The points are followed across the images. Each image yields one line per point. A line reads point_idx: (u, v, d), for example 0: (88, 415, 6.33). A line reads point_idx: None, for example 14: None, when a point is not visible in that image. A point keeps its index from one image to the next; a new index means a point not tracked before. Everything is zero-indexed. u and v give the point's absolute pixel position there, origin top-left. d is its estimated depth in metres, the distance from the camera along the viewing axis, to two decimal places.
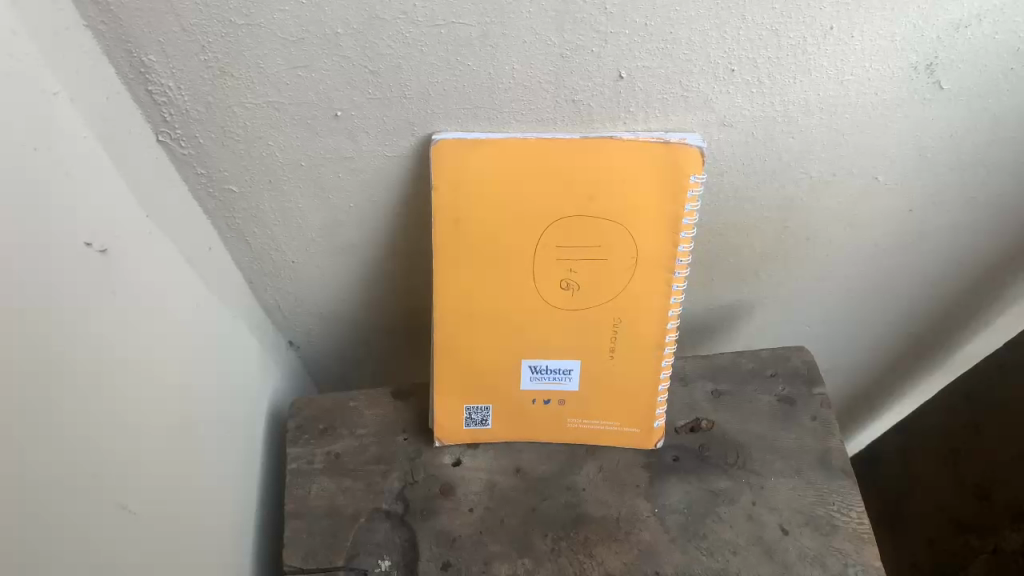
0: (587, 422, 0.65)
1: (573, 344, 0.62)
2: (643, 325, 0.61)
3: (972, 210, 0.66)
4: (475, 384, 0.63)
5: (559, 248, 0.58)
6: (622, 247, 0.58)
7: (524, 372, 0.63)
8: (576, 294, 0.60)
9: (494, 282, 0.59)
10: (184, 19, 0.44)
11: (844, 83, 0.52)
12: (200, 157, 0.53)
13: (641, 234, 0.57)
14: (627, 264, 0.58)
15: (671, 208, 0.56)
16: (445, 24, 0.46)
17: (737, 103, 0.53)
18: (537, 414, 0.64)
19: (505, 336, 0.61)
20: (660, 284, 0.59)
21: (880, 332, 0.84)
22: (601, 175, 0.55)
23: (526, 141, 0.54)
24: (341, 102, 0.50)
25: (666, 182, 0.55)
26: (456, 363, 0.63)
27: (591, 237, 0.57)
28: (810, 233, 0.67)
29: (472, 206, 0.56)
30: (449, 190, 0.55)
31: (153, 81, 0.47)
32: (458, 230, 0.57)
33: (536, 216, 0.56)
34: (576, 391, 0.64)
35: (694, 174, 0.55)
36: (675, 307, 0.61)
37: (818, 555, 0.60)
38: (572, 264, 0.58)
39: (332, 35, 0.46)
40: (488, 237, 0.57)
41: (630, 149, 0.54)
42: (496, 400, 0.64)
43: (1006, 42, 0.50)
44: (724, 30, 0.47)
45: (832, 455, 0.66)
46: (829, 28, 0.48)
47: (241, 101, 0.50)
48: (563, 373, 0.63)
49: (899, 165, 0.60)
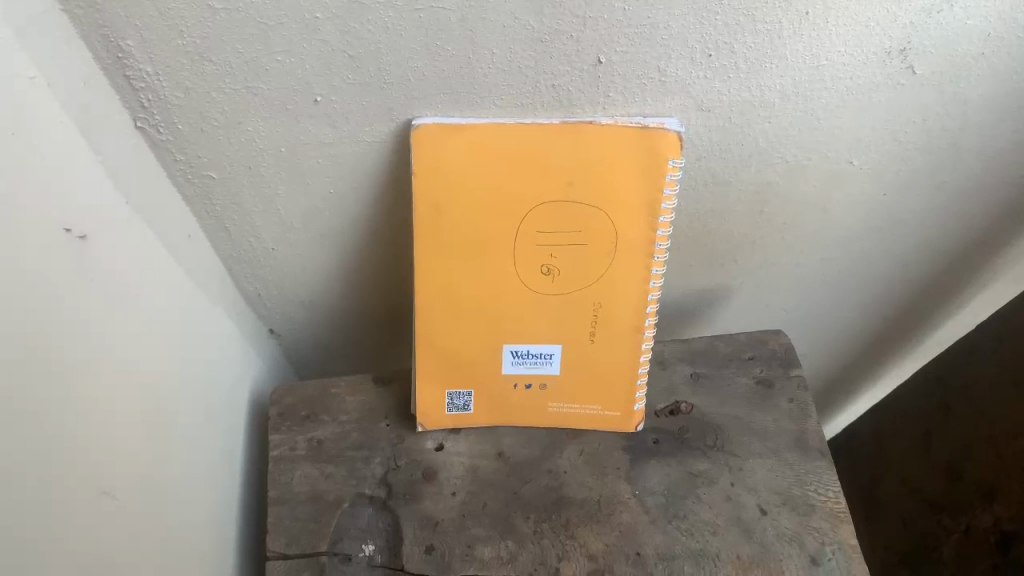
0: (568, 407, 0.65)
1: (554, 329, 0.62)
2: (621, 309, 0.62)
3: (942, 196, 0.67)
4: (457, 370, 0.64)
5: (539, 233, 0.58)
6: (600, 232, 0.58)
7: (505, 358, 0.63)
8: (556, 279, 0.60)
9: (476, 270, 0.59)
10: (162, 3, 0.44)
11: (819, 68, 0.53)
12: (179, 144, 0.53)
13: (620, 219, 0.58)
14: (606, 248, 0.59)
15: (650, 193, 0.56)
16: (425, 9, 0.46)
17: (714, 88, 0.54)
18: (519, 400, 0.65)
19: (487, 321, 0.62)
20: (640, 268, 0.60)
21: (855, 316, 0.85)
22: (579, 161, 0.55)
23: (504, 128, 0.54)
24: (320, 87, 0.50)
25: (645, 166, 0.56)
26: (438, 349, 0.63)
27: (570, 223, 0.58)
28: (787, 217, 0.68)
29: (452, 191, 0.56)
30: (429, 176, 0.55)
31: (130, 66, 0.47)
32: (438, 215, 0.57)
33: (515, 204, 0.57)
34: (557, 375, 0.64)
35: (672, 159, 0.55)
36: (653, 291, 0.61)
37: (795, 534, 0.61)
38: (552, 250, 0.59)
39: (311, 20, 0.46)
40: (468, 223, 0.58)
41: (605, 137, 0.55)
42: (477, 386, 0.64)
43: (977, 27, 0.51)
44: (701, 15, 0.48)
45: (808, 437, 0.67)
46: (804, 13, 0.49)
47: (220, 86, 0.49)
48: (544, 357, 0.63)
49: (873, 151, 0.61)
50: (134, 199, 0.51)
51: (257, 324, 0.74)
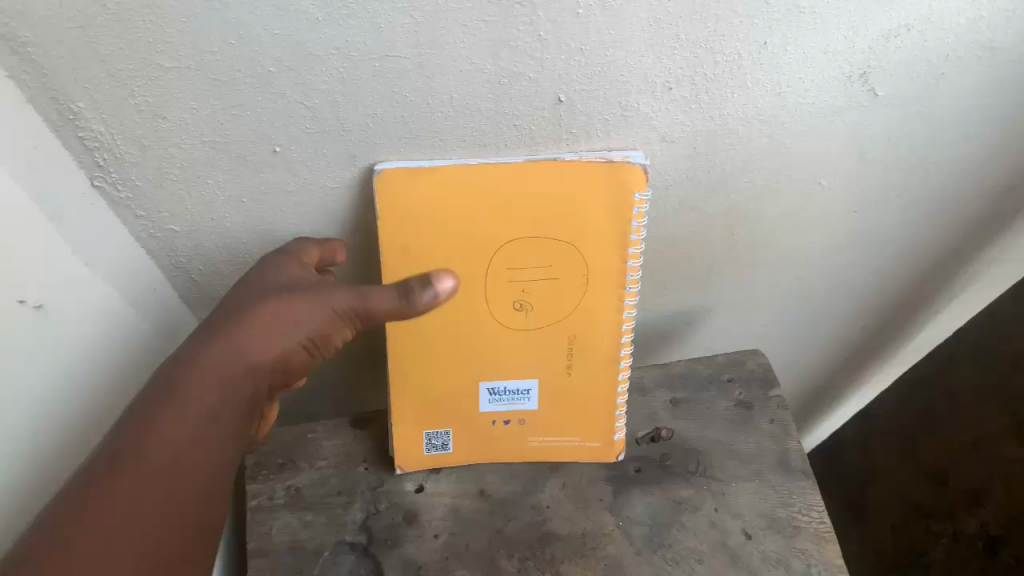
0: (549, 440, 0.65)
1: (530, 364, 0.62)
2: (596, 341, 0.61)
3: (913, 209, 0.67)
4: (435, 410, 0.63)
5: (510, 269, 0.58)
6: (572, 265, 0.58)
7: (483, 395, 0.62)
8: (530, 315, 0.60)
9: (449, 309, 0.59)
10: (111, 64, 0.43)
11: (781, 95, 0.53)
12: (139, 201, 0.52)
13: (591, 253, 0.57)
14: (578, 281, 0.59)
15: (619, 226, 0.56)
16: (379, 58, 0.45)
17: (677, 120, 0.53)
18: (498, 437, 0.64)
19: (462, 360, 0.61)
20: (613, 300, 0.60)
21: (833, 329, 0.85)
22: (546, 197, 0.55)
23: (468, 168, 0.54)
24: (279, 137, 0.49)
25: (613, 200, 0.55)
26: (414, 390, 0.62)
27: (541, 258, 0.57)
28: (759, 238, 0.68)
29: (419, 233, 0.55)
30: (394, 219, 0.55)
31: (84, 127, 0.46)
32: (406, 258, 0.56)
33: (485, 242, 0.56)
34: (535, 410, 0.63)
35: (638, 192, 0.55)
36: (628, 321, 0.61)
37: (780, 557, 0.61)
38: (525, 286, 0.58)
39: (265, 74, 0.45)
40: (438, 263, 0.57)
41: (572, 173, 0.54)
42: (455, 425, 0.63)
43: (934, 49, 0.51)
44: (658, 51, 0.48)
45: (791, 457, 0.67)
46: (762, 44, 0.49)
47: (177, 141, 0.48)
48: (522, 393, 0.63)
49: (842, 170, 0.61)
50: (73, 249, 0.51)
51: None
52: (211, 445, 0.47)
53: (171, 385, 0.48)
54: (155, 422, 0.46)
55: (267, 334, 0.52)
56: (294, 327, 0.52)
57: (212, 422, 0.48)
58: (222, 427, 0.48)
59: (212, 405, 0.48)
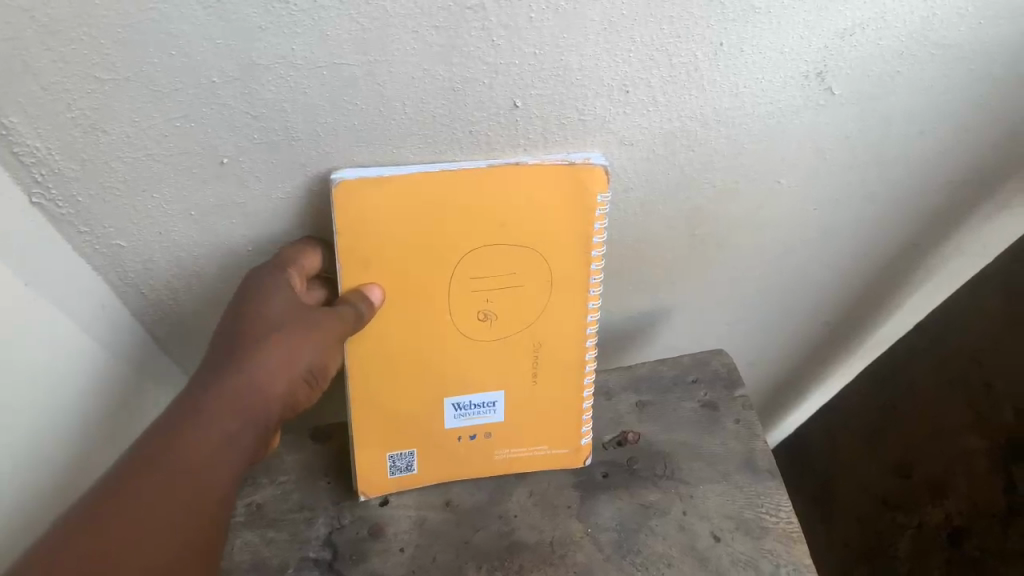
0: (517, 450, 0.64)
1: (495, 374, 0.61)
2: (561, 345, 0.61)
3: (871, 206, 0.67)
4: (398, 431, 0.61)
5: (472, 278, 0.57)
6: (535, 270, 0.57)
7: (448, 411, 0.61)
8: (494, 323, 0.59)
9: (411, 324, 0.57)
10: (44, 78, 0.41)
11: (738, 96, 0.52)
12: (82, 217, 0.50)
13: (554, 257, 0.57)
14: (542, 286, 0.58)
15: (582, 229, 0.56)
16: (327, 66, 0.44)
17: (635, 122, 0.53)
18: (465, 452, 0.63)
19: (426, 376, 0.60)
20: (577, 303, 0.60)
21: (796, 326, 0.85)
22: (507, 202, 0.54)
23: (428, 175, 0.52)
24: (226, 148, 0.48)
25: (575, 204, 0.55)
26: (376, 412, 0.60)
27: (503, 265, 0.57)
28: (720, 239, 0.68)
29: (378, 244, 0.53)
30: (353, 231, 0.52)
31: (18, 142, 0.44)
32: (366, 271, 0.54)
33: (445, 253, 0.55)
34: (501, 422, 0.63)
35: (599, 192, 0.55)
36: (593, 321, 0.61)
37: (749, 559, 0.61)
38: (488, 295, 0.58)
39: (208, 84, 0.43)
40: (398, 275, 0.55)
41: (531, 177, 0.53)
42: (419, 445, 0.62)
43: (889, 47, 0.51)
44: (614, 53, 0.47)
45: (757, 457, 0.67)
46: (718, 44, 0.48)
47: (118, 155, 0.46)
48: (488, 405, 0.62)
49: (800, 169, 0.61)
50: None
51: (183, 384, 0.71)
52: (222, 468, 0.48)
53: (191, 407, 0.49)
54: (175, 441, 0.47)
55: (278, 364, 0.51)
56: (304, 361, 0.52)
57: (224, 447, 0.49)
58: (232, 452, 0.49)
59: (228, 429, 0.49)
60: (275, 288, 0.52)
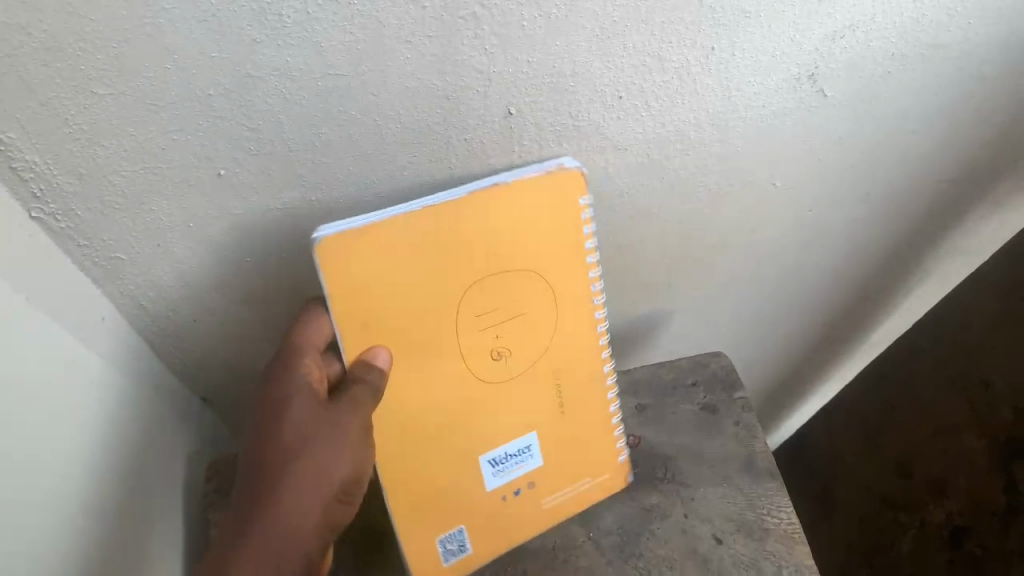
0: (557, 496, 0.63)
1: (520, 418, 0.60)
2: (578, 367, 0.61)
3: (866, 206, 0.68)
4: (439, 505, 0.59)
5: (478, 316, 0.55)
6: (538, 294, 0.57)
7: (485, 469, 0.59)
8: (509, 360, 0.58)
9: (424, 379, 0.55)
10: (41, 93, 0.41)
11: (731, 99, 0.53)
12: (81, 231, 0.51)
13: (552, 273, 0.56)
14: (549, 309, 0.58)
15: (574, 238, 0.56)
16: (322, 77, 0.44)
17: (628, 128, 0.53)
18: (511, 512, 0.61)
19: (456, 437, 0.58)
20: (584, 317, 0.60)
21: (795, 328, 0.85)
22: (495, 228, 0.52)
23: (409, 219, 0.50)
24: (223, 160, 0.48)
25: (560, 212, 0.54)
26: (412, 485, 0.57)
27: (507, 293, 0.56)
28: (717, 242, 0.68)
29: (375, 300, 0.51)
30: (347, 291, 0.50)
31: (17, 158, 0.44)
32: (365, 329, 0.52)
33: (449, 293, 0.53)
34: (540, 466, 0.62)
35: (580, 199, 0.54)
36: (603, 334, 0.61)
37: (751, 560, 0.61)
38: (496, 330, 0.56)
39: (204, 97, 0.44)
40: (399, 329, 0.53)
41: (520, 193, 0.52)
42: (466, 517, 0.59)
43: (879, 48, 0.51)
44: (606, 59, 0.47)
45: (757, 458, 0.67)
46: (709, 49, 0.48)
47: (117, 169, 0.47)
48: (524, 452, 0.61)
49: (794, 172, 0.61)
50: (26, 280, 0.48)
51: (186, 397, 0.71)
52: None
53: (223, 558, 0.47)
54: None
55: (306, 491, 0.50)
56: (332, 479, 0.50)
57: None
58: None
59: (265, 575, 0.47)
60: (292, 384, 0.52)
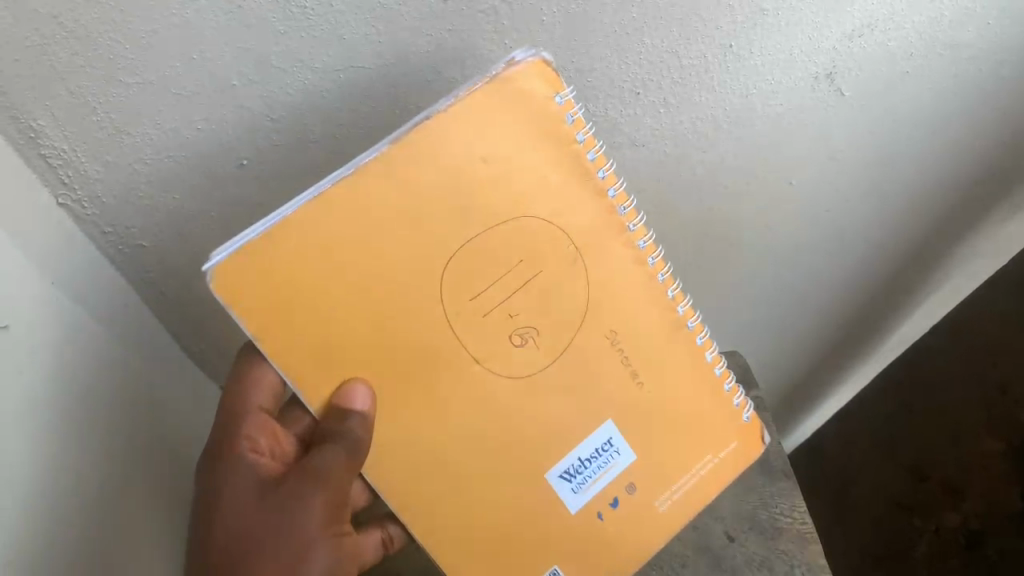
0: (670, 498, 0.53)
1: (578, 413, 0.49)
2: (641, 329, 0.50)
3: (879, 208, 0.68)
4: (512, 536, 0.50)
5: (471, 293, 0.45)
6: (544, 243, 0.46)
7: (561, 485, 0.50)
8: (538, 338, 0.47)
9: (426, 388, 0.46)
10: (71, 82, 0.42)
11: (749, 97, 0.54)
12: (107, 218, 0.51)
13: (546, 202, 0.45)
14: (568, 259, 0.47)
15: (562, 156, 0.45)
16: (345, 69, 0.46)
17: (644, 124, 0.54)
18: (616, 530, 0.52)
19: (506, 454, 0.49)
20: (617, 250, 0.48)
21: (807, 330, 0.86)
22: (439, 178, 0.43)
23: (314, 211, 0.41)
24: (245, 151, 0.49)
25: (524, 123, 0.43)
26: (461, 516, 0.49)
27: (500, 251, 0.45)
28: (732, 240, 0.69)
29: (309, 319, 0.43)
30: (271, 319, 0.43)
31: (45, 145, 0.45)
32: (319, 357, 0.44)
33: (423, 264, 0.44)
34: (635, 462, 0.51)
35: (556, 95, 0.43)
36: (659, 268, 0.49)
37: (763, 559, 0.62)
38: (506, 304, 0.46)
39: (229, 87, 0.45)
40: (357, 343, 0.44)
41: (470, 116, 0.42)
42: (554, 549, 0.51)
43: (896, 48, 0.53)
44: (623, 56, 0.49)
45: (769, 457, 0.68)
46: (727, 46, 0.50)
47: (140, 157, 0.47)
48: (606, 455, 0.51)
49: (806, 172, 0.62)
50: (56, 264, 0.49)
51: None
52: None
53: None
54: None
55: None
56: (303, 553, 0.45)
57: None
58: None
59: None
60: (239, 471, 0.47)
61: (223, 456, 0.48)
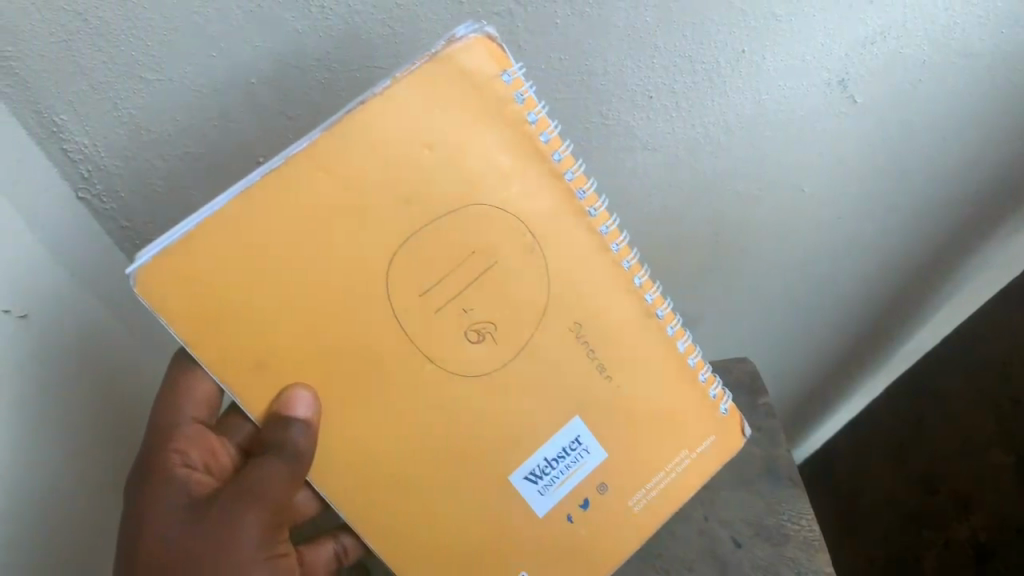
0: (646, 494, 0.50)
1: (542, 415, 0.46)
2: (607, 323, 0.47)
3: (897, 215, 0.67)
4: (476, 540, 0.47)
5: (421, 289, 0.42)
6: (501, 234, 0.43)
7: (526, 487, 0.47)
8: (496, 334, 0.44)
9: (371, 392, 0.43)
10: (93, 77, 0.43)
11: (761, 102, 0.53)
12: (124, 212, 0.51)
13: (498, 186, 0.42)
14: (524, 250, 0.43)
15: (513, 137, 0.41)
16: (360, 68, 0.46)
17: (657, 128, 0.54)
18: (602, 538, 0.49)
19: (462, 455, 0.45)
20: (580, 236, 0.44)
21: (823, 337, 0.85)
22: (377, 163, 0.40)
23: (244, 206, 0.38)
24: (260, 147, 0.49)
25: (470, 103, 0.40)
26: (419, 519, 0.46)
27: (450, 241, 0.42)
28: (747, 245, 0.68)
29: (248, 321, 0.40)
30: (202, 323, 0.40)
31: (67, 140, 0.46)
32: (260, 363, 0.41)
33: (369, 257, 0.41)
34: (603, 458, 0.49)
35: (504, 72, 0.40)
36: (625, 254, 0.46)
37: (769, 564, 0.61)
38: (459, 300, 0.43)
39: (245, 85, 0.45)
40: (297, 345, 0.41)
41: (412, 96, 0.39)
42: (521, 555, 0.48)
43: (911, 55, 0.52)
44: (636, 59, 0.49)
45: (777, 463, 0.67)
46: (739, 51, 0.49)
47: (160, 152, 0.48)
48: (568, 453, 0.48)
49: (823, 176, 0.62)
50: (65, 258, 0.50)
51: None
52: None
53: None
54: None
55: None
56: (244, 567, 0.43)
57: None
58: None
59: None
60: (166, 493, 0.44)
61: (155, 474, 0.44)
